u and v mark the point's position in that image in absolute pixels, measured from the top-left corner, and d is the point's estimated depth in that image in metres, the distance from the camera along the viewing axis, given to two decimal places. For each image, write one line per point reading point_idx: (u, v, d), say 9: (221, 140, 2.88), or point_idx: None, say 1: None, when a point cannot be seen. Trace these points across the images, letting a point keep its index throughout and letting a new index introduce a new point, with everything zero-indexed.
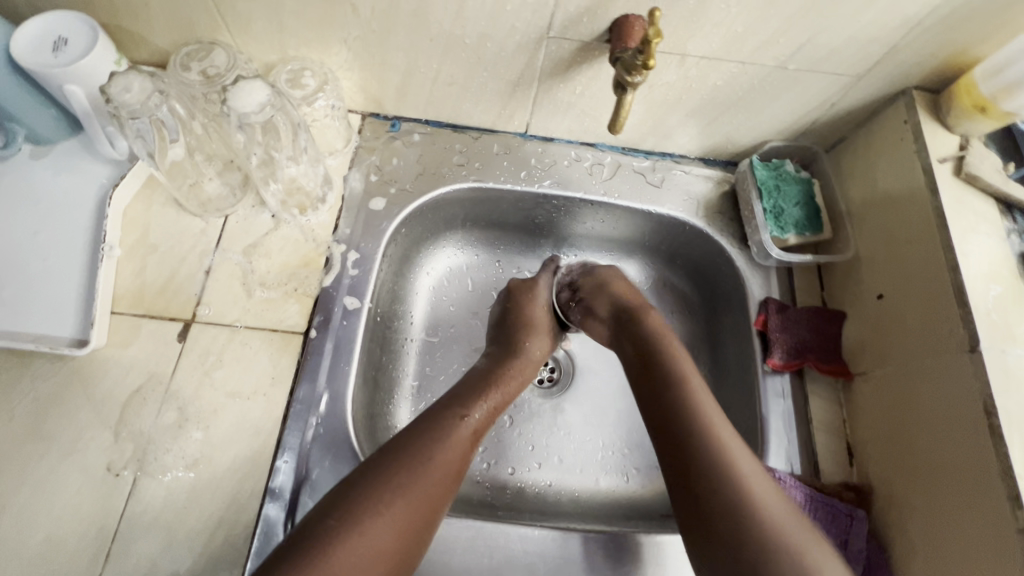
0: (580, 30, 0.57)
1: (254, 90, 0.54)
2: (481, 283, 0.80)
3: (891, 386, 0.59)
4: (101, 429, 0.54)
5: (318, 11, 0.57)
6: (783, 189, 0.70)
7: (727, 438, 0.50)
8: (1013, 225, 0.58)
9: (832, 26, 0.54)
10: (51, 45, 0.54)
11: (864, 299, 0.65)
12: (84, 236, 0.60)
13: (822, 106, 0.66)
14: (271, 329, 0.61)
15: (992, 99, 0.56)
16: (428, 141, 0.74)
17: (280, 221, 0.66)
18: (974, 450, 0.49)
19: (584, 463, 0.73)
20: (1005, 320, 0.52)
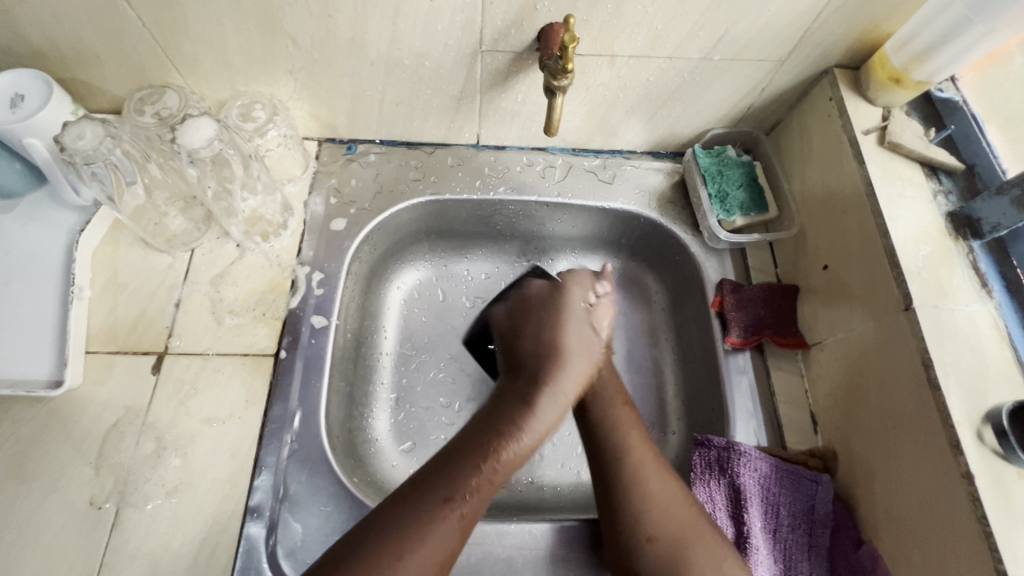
0: (509, 42, 0.60)
1: (202, 127, 0.57)
2: (451, 292, 0.82)
3: (844, 353, 0.61)
4: (82, 464, 0.56)
5: (260, 46, 0.60)
6: (726, 173, 0.73)
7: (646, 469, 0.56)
8: (940, 186, 0.60)
9: (746, 16, 0.57)
10: (9, 101, 0.57)
11: (813, 272, 0.67)
12: (55, 280, 0.63)
13: (754, 91, 0.69)
14: (241, 353, 0.63)
15: (904, 70, 0.59)
16: (383, 160, 0.76)
17: (244, 249, 0.68)
18: (918, 404, 0.51)
19: (565, 457, 0.75)
20: (936, 277, 0.54)
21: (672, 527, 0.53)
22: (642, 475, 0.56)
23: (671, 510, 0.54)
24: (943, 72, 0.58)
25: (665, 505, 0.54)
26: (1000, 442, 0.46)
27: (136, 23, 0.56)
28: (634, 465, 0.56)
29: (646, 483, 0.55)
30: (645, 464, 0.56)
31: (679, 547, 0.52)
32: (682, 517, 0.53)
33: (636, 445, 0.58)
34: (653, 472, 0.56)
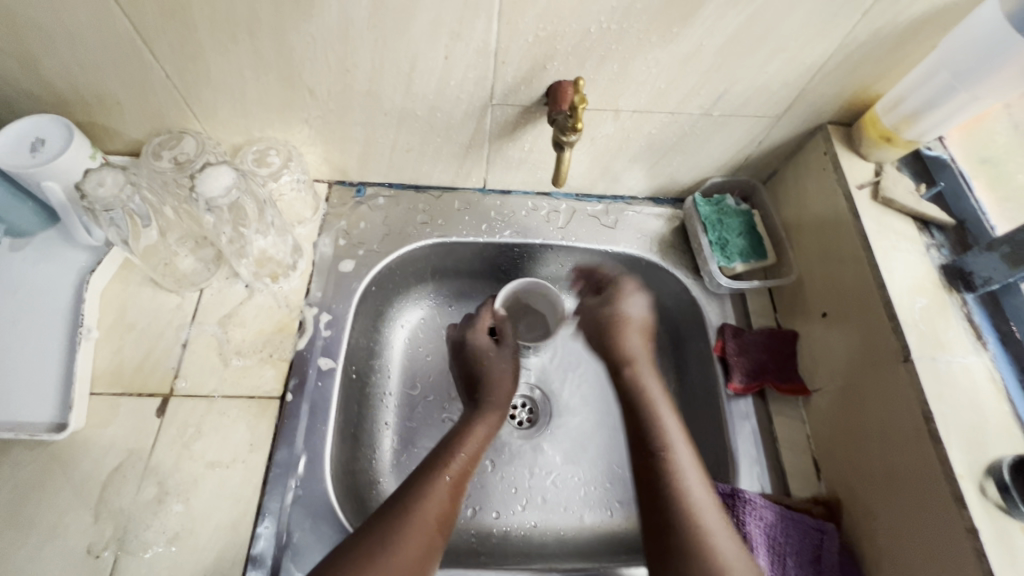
0: (519, 97, 0.62)
1: (220, 175, 0.59)
2: None
3: (844, 400, 0.62)
4: (81, 510, 0.55)
5: (277, 96, 0.62)
6: (725, 221, 0.75)
7: (685, 470, 0.57)
8: (932, 239, 0.62)
9: (744, 78, 0.60)
10: (29, 145, 0.59)
11: (812, 318, 0.68)
12: (64, 320, 0.63)
13: (751, 144, 0.71)
14: (247, 395, 0.63)
15: (895, 129, 0.62)
16: (392, 203, 0.78)
17: (252, 289, 0.69)
18: (919, 455, 0.52)
19: (568, 500, 0.74)
20: (932, 329, 0.56)
21: (697, 518, 0.53)
22: (678, 472, 0.57)
23: (698, 491, 0.56)
24: (932, 132, 0.61)
25: (694, 493, 0.55)
26: (1002, 496, 0.47)
27: (160, 73, 0.58)
28: (673, 469, 0.57)
29: (683, 479, 0.56)
30: (682, 464, 0.58)
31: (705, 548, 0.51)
32: (707, 514, 0.54)
33: (671, 429, 0.61)
34: (690, 474, 0.57)
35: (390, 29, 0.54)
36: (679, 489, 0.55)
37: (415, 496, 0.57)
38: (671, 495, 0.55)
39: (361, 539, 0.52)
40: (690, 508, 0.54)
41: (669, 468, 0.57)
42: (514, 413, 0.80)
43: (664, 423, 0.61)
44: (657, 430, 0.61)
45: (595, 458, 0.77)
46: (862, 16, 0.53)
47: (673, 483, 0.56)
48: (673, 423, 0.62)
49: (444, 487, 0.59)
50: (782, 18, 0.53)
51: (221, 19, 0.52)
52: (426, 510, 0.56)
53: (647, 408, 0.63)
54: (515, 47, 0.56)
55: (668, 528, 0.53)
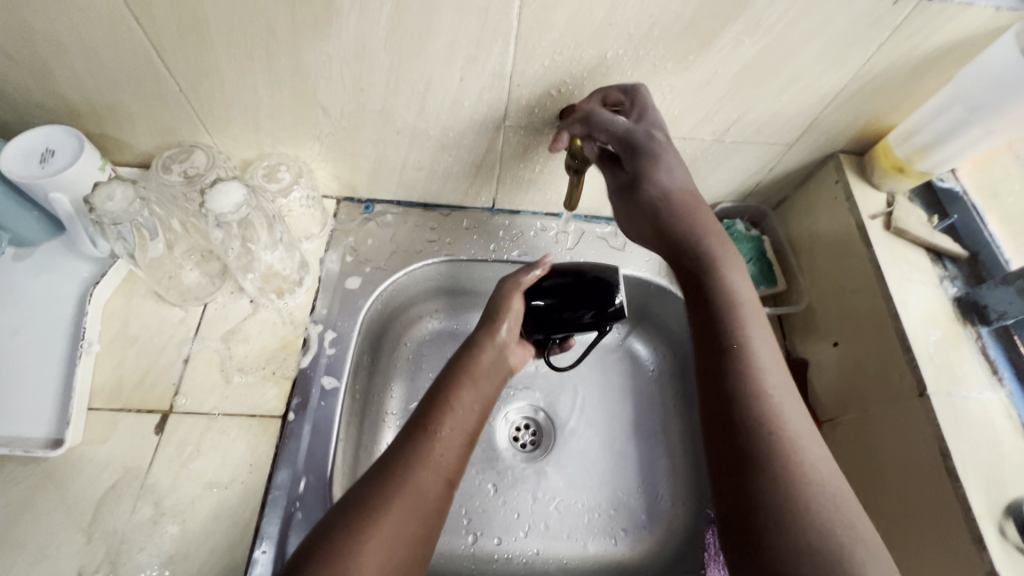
0: (533, 119, 0.62)
1: (231, 191, 0.58)
2: (458, 349, 0.81)
3: (856, 433, 0.60)
4: (73, 531, 0.54)
5: (291, 113, 0.62)
6: (735, 247, 0.75)
7: (778, 400, 0.47)
8: (945, 271, 0.62)
9: (757, 105, 0.60)
10: (39, 156, 0.58)
11: (822, 347, 0.68)
12: (65, 332, 0.62)
13: (762, 170, 0.71)
14: (248, 414, 0.62)
15: (908, 160, 0.62)
16: (401, 220, 0.78)
17: (258, 305, 0.68)
18: (935, 492, 0.51)
19: (571, 527, 0.73)
20: (947, 363, 0.55)
21: (809, 490, 0.42)
22: (781, 409, 0.46)
23: (824, 472, 0.43)
24: (945, 164, 0.62)
25: (794, 420, 0.45)
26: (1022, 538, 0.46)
27: (173, 87, 0.58)
28: (784, 434, 0.44)
29: (781, 427, 0.45)
30: (798, 436, 0.45)
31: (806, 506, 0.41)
32: (829, 484, 0.43)
33: (753, 342, 0.49)
34: (808, 441, 0.45)
35: (407, 49, 0.54)
36: (788, 449, 0.44)
37: (405, 458, 0.49)
38: (764, 416, 0.45)
39: (342, 520, 0.44)
40: (804, 489, 0.42)
41: (768, 421, 0.45)
42: (518, 435, 0.79)
43: (757, 358, 0.49)
44: (732, 326, 0.50)
45: (599, 484, 0.76)
46: (878, 48, 0.53)
47: (787, 462, 0.43)
48: (755, 323, 0.51)
49: (429, 461, 0.50)
50: (798, 48, 0.53)
51: (239, 36, 0.52)
52: (408, 493, 0.47)
53: (742, 355, 0.49)
54: (530, 70, 0.56)
55: (767, 512, 0.41)
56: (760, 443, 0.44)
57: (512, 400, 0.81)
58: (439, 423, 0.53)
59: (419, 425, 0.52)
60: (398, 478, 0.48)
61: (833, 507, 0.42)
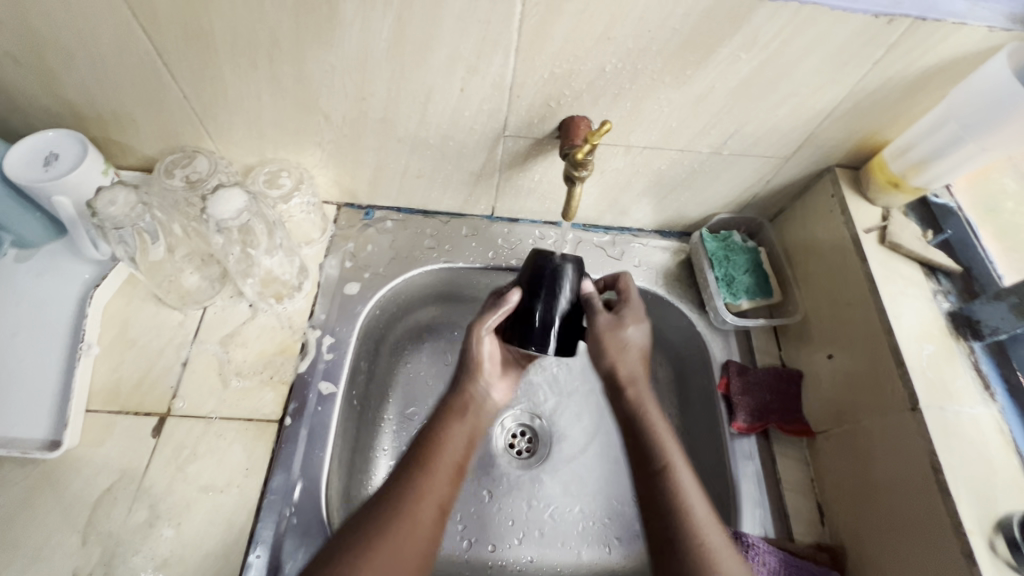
0: (532, 130, 0.63)
1: (232, 198, 0.59)
2: (455, 357, 0.82)
3: (850, 446, 0.61)
4: (69, 532, 0.54)
5: (293, 119, 0.62)
6: (732, 258, 0.76)
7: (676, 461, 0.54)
8: (939, 286, 0.63)
9: (754, 119, 0.61)
10: (43, 160, 0.59)
11: (816, 360, 0.68)
12: (64, 334, 0.62)
13: (759, 182, 0.72)
14: (245, 418, 0.62)
15: (903, 176, 0.63)
16: (400, 227, 0.78)
17: (257, 309, 0.69)
18: (927, 506, 0.51)
19: (565, 535, 0.73)
20: (940, 378, 0.55)
21: (702, 537, 0.49)
22: (666, 459, 0.54)
23: (713, 537, 0.49)
24: (939, 179, 0.62)
25: (684, 485, 0.52)
26: (1012, 554, 0.46)
27: (177, 93, 0.59)
28: (674, 484, 0.52)
29: (682, 502, 0.51)
30: (681, 483, 0.52)
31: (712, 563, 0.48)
32: (711, 538, 0.49)
33: (675, 466, 0.53)
34: (691, 493, 0.52)
35: (408, 60, 0.55)
36: (676, 503, 0.51)
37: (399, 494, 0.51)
38: (685, 536, 0.49)
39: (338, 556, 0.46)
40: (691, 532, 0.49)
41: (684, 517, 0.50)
42: (514, 442, 0.79)
43: (655, 424, 0.57)
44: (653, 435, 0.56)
45: (594, 492, 0.76)
46: (872, 66, 0.54)
47: (672, 497, 0.52)
48: (679, 452, 0.55)
49: (422, 495, 0.51)
50: (793, 64, 0.54)
51: (243, 44, 0.53)
52: (400, 527, 0.49)
53: (645, 425, 0.57)
54: (530, 82, 0.57)
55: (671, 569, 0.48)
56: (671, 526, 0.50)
57: (509, 407, 0.81)
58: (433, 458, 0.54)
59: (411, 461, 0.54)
60: (393, 513, 0.50)
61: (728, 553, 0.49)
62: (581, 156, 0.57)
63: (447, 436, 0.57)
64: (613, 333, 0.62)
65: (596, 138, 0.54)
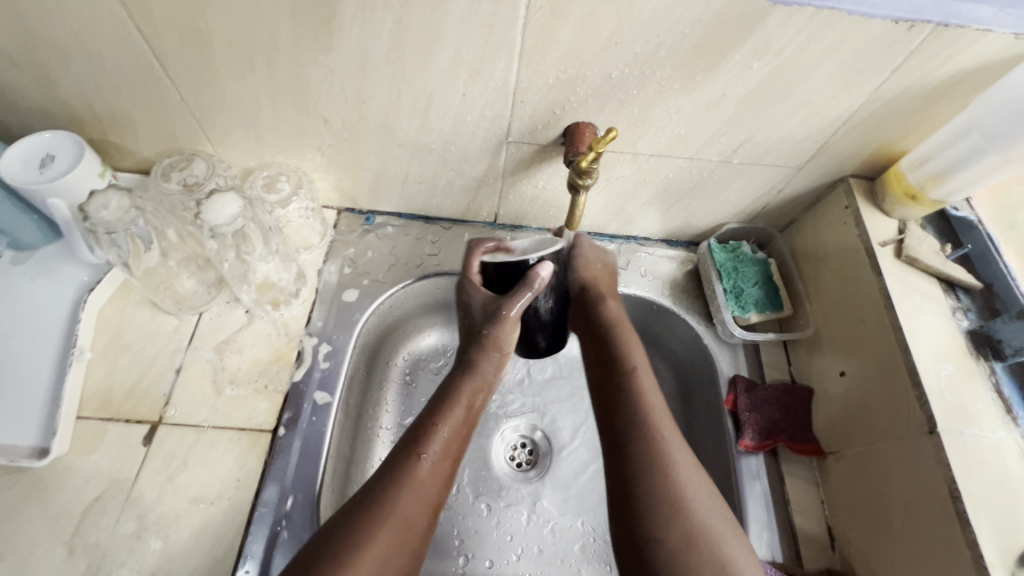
0: (536, 137, 0.61)
1: (227, 203, 0.58)
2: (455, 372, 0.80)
3: (863, 469, 0.58)
4: (54, 543, 0.53)
5: (292, 124, 0.61)
6: (741, 270, 0.73)
7: (647, 386, 0.57)
8: (957, 302, 0.61)
9: (766, 127, 0.59)
10: (38, 162, 0.58)
11: (828, 377, 0.66)
12: (57, 339, 0.61)
13: (770, 192, 0.70)
14: (238, 427, 0.61)
15: (921, 188, 0.61)
16: (401, 233, 0.77)
17: (253, 316, 0.67)
18: (944, 534, 0.49)
19: (564, 552, 0.70)
20: (959, 399, 0.53)
21: (659, 446, 0.52)
22: (634, 363, 0.59)
23: (676, 447, 0.52)
24: (958, 193, 0.60)
25: (648, 391, 0.56)
26: None
27: (175, 96, 0.58)
28: (637, 385, 0.57)
29: (646, 403, 0.55)
30: (646, 386, 0.57)
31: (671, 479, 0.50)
32: (673, 447, 0.52)
33: (641, 372, 0.58)
34: (653, 395, 0.56)
35: (409, 64, 0.53)
36: (644, 409, 0.55)
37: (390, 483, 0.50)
38: (643, 427, 0.53)
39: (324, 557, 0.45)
40: (648, 442, 0.52)
41: (648, 419, 0.54)
42: (514, 454, 0.77)
43: (627, 336, 0.61)
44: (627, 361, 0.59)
45: (596, 508, 0.74)
46: (891, 73, 0.52)
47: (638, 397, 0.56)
48: (642, 362, 0.60)
49: (421, 480, 0.51)
50: (807, 72, 0.52)
51: (240, 46, 0.52)
52: (396, 515, 0.49)
53: (622, 360, 0.59)
54: (534, 87, 0.55)
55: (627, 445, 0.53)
56: (637, 427, 0.53)
57: (509, 418, 0.79)
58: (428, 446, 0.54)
59: (408, 449, 0.53)
60: (381, 504, 0.49)
61: (713, 516, 0.49)
62: (585, 164, 0.55)
63: (446, 425, 0.56)
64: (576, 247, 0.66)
65: (602, 146, 0.53)
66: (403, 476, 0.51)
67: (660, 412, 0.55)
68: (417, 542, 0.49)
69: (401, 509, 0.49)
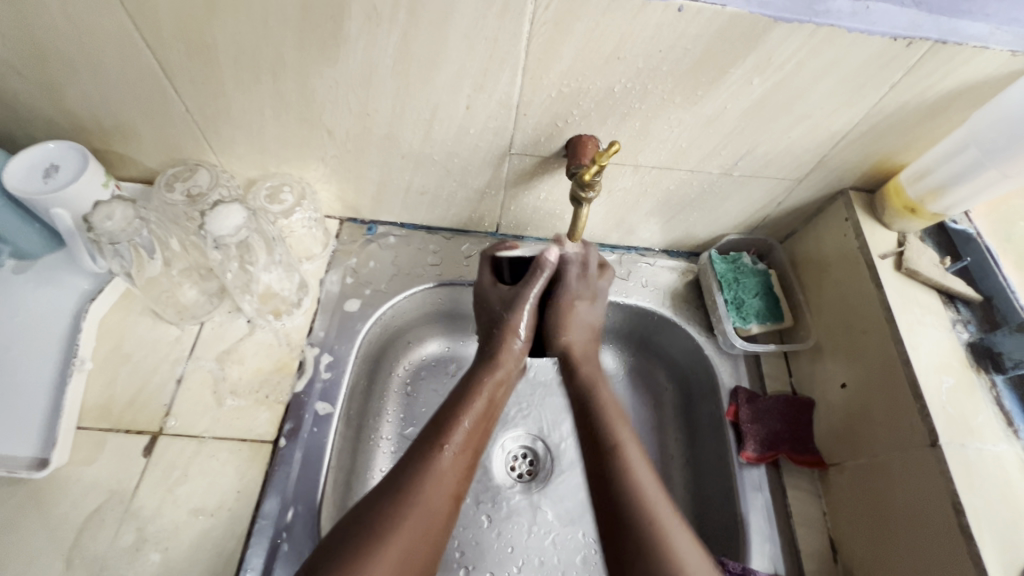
0: (539, 148, 0.62)
1: (231, 214, 0.58)
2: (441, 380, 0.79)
3: (865, 481, 0.58)
4: (52, 556, 0.52)
5: (296, 135, 0.62)
6: (742, 280, 0.74)
7: (632, 460, 0.54)
8: (957, 314, 0.61)
9: (767, 140, 0.59)
10: (42, 172, 0.58)
11: (829, 388, 0.66)
12: (57, 349, 0.61)
13: (770, 204, 0.70)
14: (239, 438, 0.60)
15: (920, 201, 0.61)
16: (403, 243, 0.77)
17: (255, 325, 0.67)
18: (948, 548, 0.49)
19: (566, 564, 0.70)
20: (960, 412, 0.53)
21: (655, 526, 0.49)
22: (618, 438, 0.56)
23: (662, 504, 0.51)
24: (957, 206, 0.61)
25: (636, 467, 0.53)
26: None
27: (180, 107, 0.58)
28: (622, 464, 0.53)
29: (632, 483, 0.52)
30: (624, 439, 0.56)
31: (667, 551, 0.47)
32: (660, 508, 0.50)
33: (628, 447, 0.55)
34: (641, 468, 0.53)
35: (414, 77, 0.54)
36: (633, 489, 0.51)
37: (415, 478, 0.51)
38: (632, 502, 0.50)
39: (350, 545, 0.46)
40: (640, 506, 0.50)
41: (639, 500, 0.50)
42: (515, 464, 0.77)
43: (605, 403, 0.59)
44: (607, 430, 0.57)
45: None
46: (890, 88, 0.53)
47: (622, 476, 0.53)
48: (625, 430, 0.57)
49: (445, 471, 0.52)
50: (807, 87, 0.52)
51: (246, 59, 0.52)
52: (421, 506, 0.50)
53: (603, 425, 0.57)
54: (538, 100, 0.55)
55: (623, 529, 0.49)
56: (625, 506, 0.50)
57: (510, 428, 0.79)
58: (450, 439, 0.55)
59: (430, 441, 0.54)
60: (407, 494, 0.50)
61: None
62: (588, 177, 0.55)
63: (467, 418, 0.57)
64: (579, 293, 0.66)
65: (605, 159, 0.53)
66: (428, 468, 0.52)
67: (649, 483, 0.52)
68: (438, 530, 0.50)
69: (427, 495, 0.50)
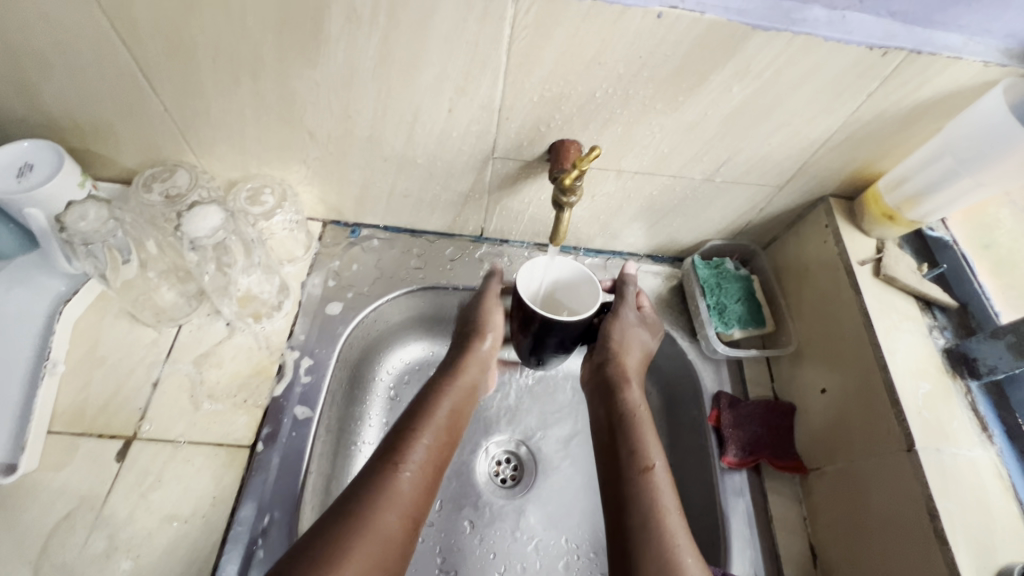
0: (522, 153, 0.62)
1: (209, 215, 0.58)
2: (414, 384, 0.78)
3: (843, 484, 0.59)
4: (18, 563, 0.51)
5: (277, 137, 0.61)
6: (724, 286, 0.74)
7: (660, 480, 0.55)
8: (934, 321, 0.62)
9: (747, 147, 0.60)
10: (16, 171, 0.57)
11: (809, 394, 0.66)
12: (29, 351, 0.60)
13: (751, 210, 0.71)
14: (215, 443, 0.59)
15: (898, 209, 0.62)
16: (387, 246, 0.76)
17: (234, 329, 0.67)
18: (925, 554, 0.49)
19: (548, 570, 0.70)
20: (936, 417, 0.54)
21: (663, 533, 0.51)
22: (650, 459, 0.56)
23: (690, 552, 0.50)
24: (934, 214, 0.62)
25: (660, 488, 0.54)
26: None
27: (158, 107, 0.57)
28: (644, 479, 0.55)
29: (656, 502, 0.53)
30: (659, 482, 0.55)
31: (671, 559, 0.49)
32: (673, 526, 0.51)
33: (657, 468, 0.55)
34: (666, 492, 0.54)
35: (396, 81, 0.54)
36: (654, 507, 0.53)
37: (370, 500, 0.50)
38: (644, 511, 0.52)
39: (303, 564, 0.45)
40: (653, 520, 0.52)
41: (657, 519, 0.52)
42: (498, 469, 0.77)
43: (637, 412, 0.61)
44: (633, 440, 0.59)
45: (580, 525, 0.73)
46: (867, 97, 0.53)
47: (647, 494, 0.54)
48: (655, 447, 0.58)
49: (400, 491, 0.52)
50: (786, 94, 0.53)
51: (225, 59, 0.52)
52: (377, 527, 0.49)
53: (631, 429, 0.59)
54: (520, 105, 0.55)
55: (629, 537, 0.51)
56: (632, 517, 0.52)
57: (493, 433, 0.79)
58: (406, 461, 0.55)
59: (386, 462, 0.54)
60: (360, 521, 0.49)
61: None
62: (569, 181, 0.55)
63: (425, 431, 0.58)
64: (628, 328, 0.67)
65: (585, 163, 0.53)
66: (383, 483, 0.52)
67: (666, 498, 0.54)
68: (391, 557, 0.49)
69: (381, 516, 0.50)
